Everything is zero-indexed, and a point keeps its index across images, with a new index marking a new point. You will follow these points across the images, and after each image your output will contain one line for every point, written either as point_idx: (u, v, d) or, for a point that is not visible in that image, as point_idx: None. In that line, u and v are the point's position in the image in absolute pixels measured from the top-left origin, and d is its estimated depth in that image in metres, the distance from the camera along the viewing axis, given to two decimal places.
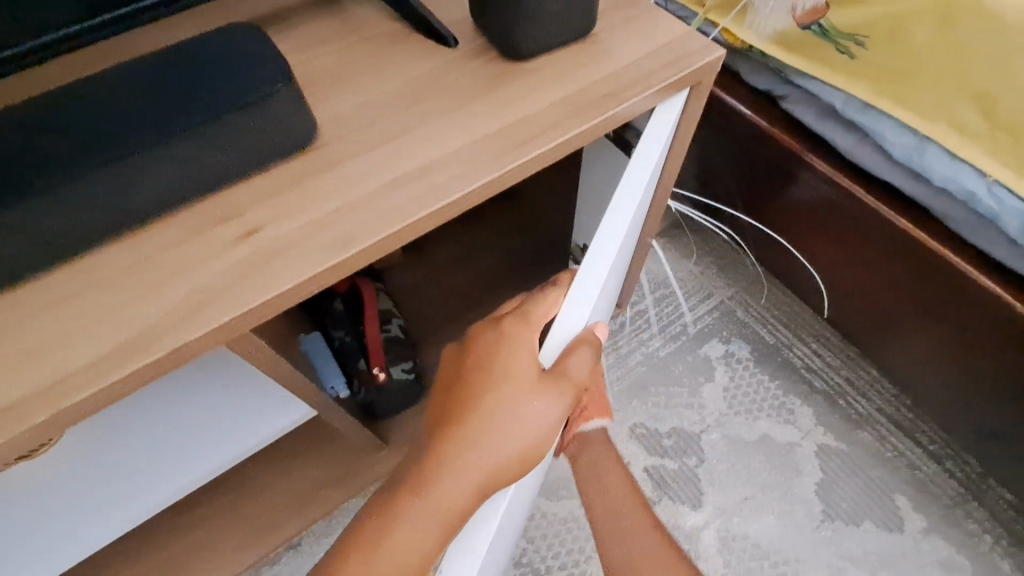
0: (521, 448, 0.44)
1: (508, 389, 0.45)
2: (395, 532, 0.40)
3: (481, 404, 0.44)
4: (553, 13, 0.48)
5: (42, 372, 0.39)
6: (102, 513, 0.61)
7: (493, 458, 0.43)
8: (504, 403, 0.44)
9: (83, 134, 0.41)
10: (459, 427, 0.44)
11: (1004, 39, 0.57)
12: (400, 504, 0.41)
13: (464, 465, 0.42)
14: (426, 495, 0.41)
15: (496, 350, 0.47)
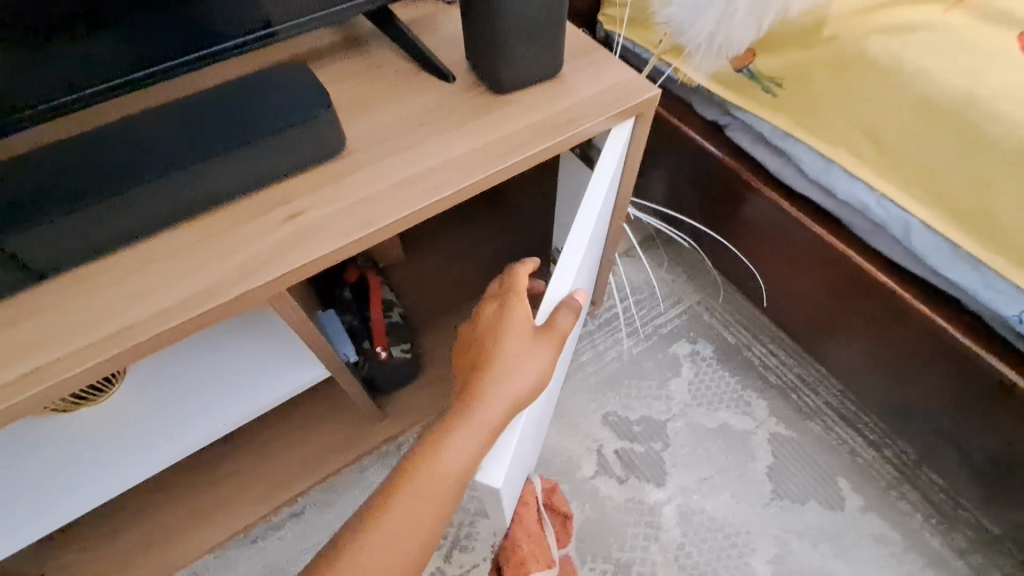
0: (530, 383, 0.57)
1: (517, 344, 0.58)
2: (440, 456, 0.52)
3: (499, 355, 0.57)
4: (528, 58, 0.62)
5: (136, 312, 0.51)
6: (148, 448, 0.73)
7: (514, 397, 0.55)
8: (513, 349, 0.58)
9: (176, 138, 0.54)
10: (484, 375, 0.56)
11: (887, 79, 0.65)
12: (442, 434, 0.53)
13: (492, 403, 0.54)
14: (463, 426, 0.53)
15: (500, 316, 0.60)
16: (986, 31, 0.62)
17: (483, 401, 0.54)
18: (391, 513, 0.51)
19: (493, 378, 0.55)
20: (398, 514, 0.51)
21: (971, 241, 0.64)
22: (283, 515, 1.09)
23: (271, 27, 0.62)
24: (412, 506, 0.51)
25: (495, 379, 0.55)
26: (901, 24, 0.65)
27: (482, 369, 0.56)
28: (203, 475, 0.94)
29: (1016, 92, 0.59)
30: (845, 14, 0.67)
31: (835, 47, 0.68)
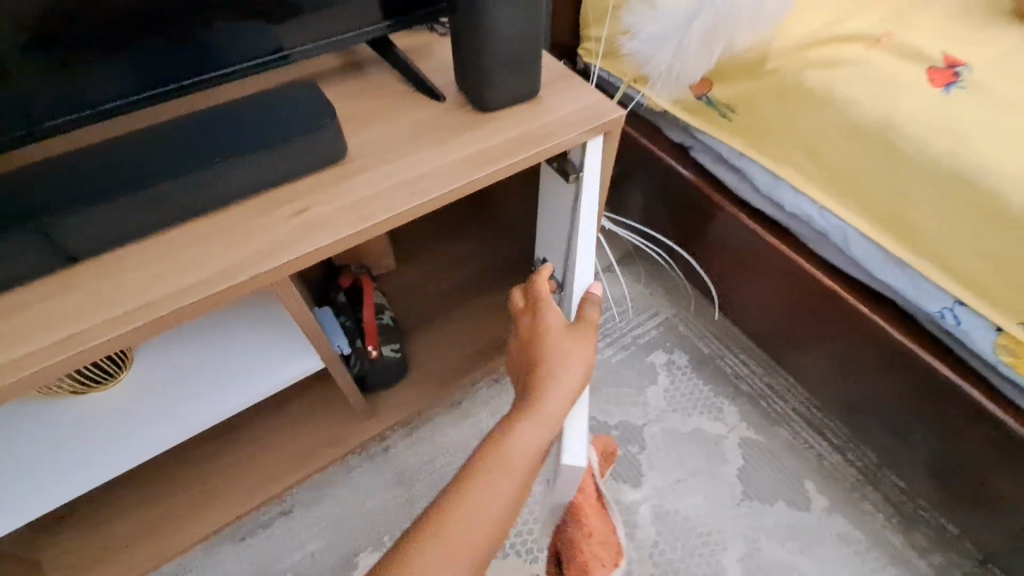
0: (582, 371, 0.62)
1: (560, 340, 0.64)
2: (512, 445, 0.57)
3: (551, 351, 0.63)
4: (509, 81, 0.71)
5: (158, 290, 0.57)
6: (149, 431, 0.78)
7: (570, 388, 0.60)
8: (559, 346, 0.64)
9: (199, 142, 0.62)
10: (541, 372, 0.62)
11: (822, 106, 0.75)
12: (510, 425, 0.58)
13: (552, 397, 0.60)
14: (527, 416, 0.59)
15: (540, 320, 0.67)
16: (902, 66, 0.72)
17: (543, 393, 0.60)
18: (471, 501, 0.55)
19: (549, 372, 0.61)
20: (474, 498, 0.55)
21: (899, 247, 0.73)
22: (272, 513, 1.13)
23: (284, 51, 0.71)
24: (485, 491, 0.56)
25: (552, 373, 0.61)
26: (830, 59, 0.75)
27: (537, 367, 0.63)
28: (199, 467, 0.99)
29: (927, 116, 0.68)
30: (785, 50, 0.77)
31: (778, 77, 0.78)
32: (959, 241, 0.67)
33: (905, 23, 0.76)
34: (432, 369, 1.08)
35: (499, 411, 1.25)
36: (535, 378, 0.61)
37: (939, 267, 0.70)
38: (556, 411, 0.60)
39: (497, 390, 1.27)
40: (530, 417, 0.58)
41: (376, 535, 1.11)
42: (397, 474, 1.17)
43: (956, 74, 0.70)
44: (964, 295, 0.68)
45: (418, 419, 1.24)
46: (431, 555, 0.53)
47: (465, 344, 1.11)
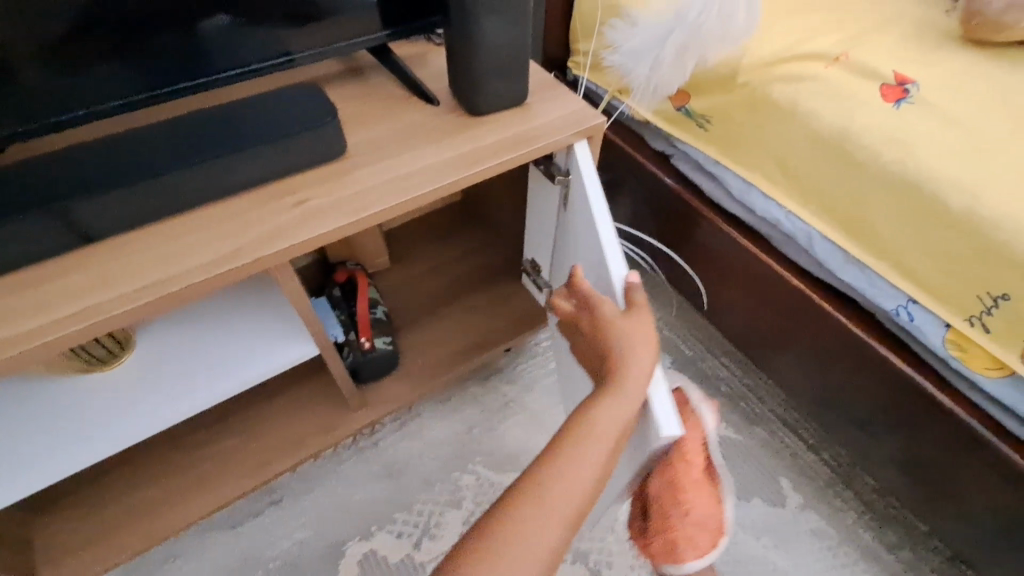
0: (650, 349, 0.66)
1: (623, 323, 0.68)
2: (600, 422, 0.60)
3: (624, 335, 0.67)
4: (498, 88, 0.77)
5: (167, 270, 0.62)
6: (148, 411, 0.81)
7: (646, 366, 0.64)
8: (624, 330, 0.67)
9: (209, 135, 0.67)
10: (619, 353, 0.65)
11: (787, 118, 0.81)
12: (594, 405, 0.61)
13: (630, 376, 0.63)
14: (612, 392, 0.62)
15: (597, 308, 0.71)
16: (860, 83, 0.79)
17: (625, 372, 0.63)
18: (567, 477, 0.57)
19: (628, 352, 0.65)
20: (568, 465, 0.58)
21: (857, 248, 0.79)
22: (263, 503, 1.15)
23: (289, 54, 0.76)
24: (576, 466, 0.58)
25: (630, 355, 0.65)
26: (795, 75, 0.81)
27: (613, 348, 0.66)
28: (193, 452, 1.02)
29: (880, 128, 0.75)
30: (753, 66, 0.84)
31: (748, 91, 0.84)
32: (908, 242, 0.74)
33: (863, 44, 0.83)
34: (422, 363, 1.13)
35: (487, 407, 1.29)
36: (615, 359, 0.65)
37: (892, 266, 0.76)
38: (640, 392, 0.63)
39: (486, 387, 1.32)
40: (616, 393, 0.62)
41: (364, 525, 1.14)
42: (386, 467, 1.21)
43: (906, 90, 0.77)
44: (914, 292, 0.74)
45: (408, 414, 1.28)
46: (528, 514, 0.55)
47: (455, 340, 1.16)
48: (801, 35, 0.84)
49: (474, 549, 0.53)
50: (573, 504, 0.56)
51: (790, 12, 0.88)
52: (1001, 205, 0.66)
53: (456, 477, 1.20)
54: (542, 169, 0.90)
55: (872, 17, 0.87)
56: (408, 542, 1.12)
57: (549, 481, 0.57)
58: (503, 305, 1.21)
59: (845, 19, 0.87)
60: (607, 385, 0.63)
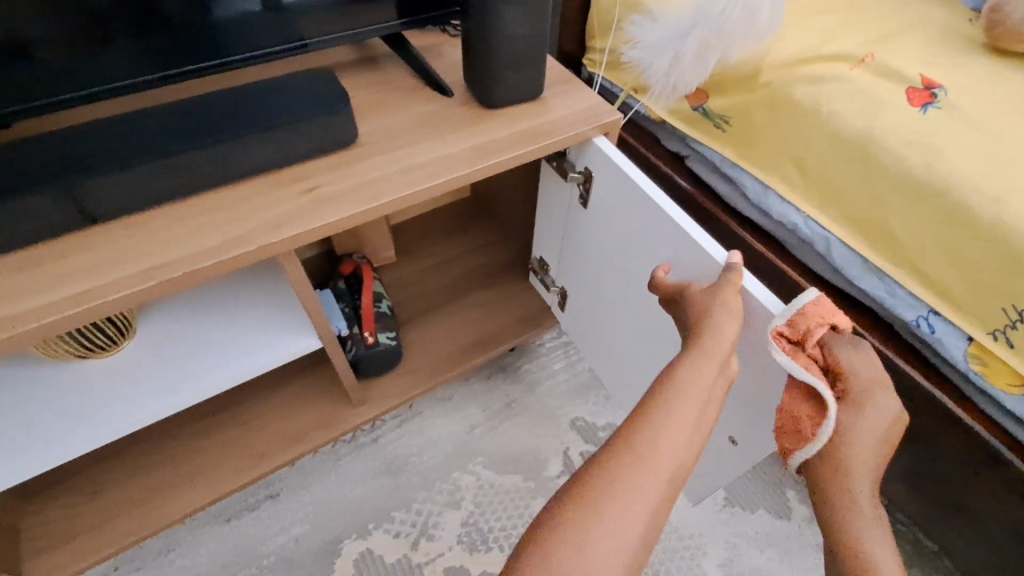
0: (733, 313, 0.60)
1: (706, 293, 0.62)
2: (686, 388, 0.54)
3: (716, 302, 0.61)
4: (515, 80, 0.75)
5: (172, 253, 0.60)
6: (149, 398, 0.79)
7: (730, 332, 0.58)
8: (702, 298, 0.62)
9: (219, 118, 0.65)
10: (712, 321, 0.59)
11: (808, 120, 0.79)
12: (676, 372, 0.56)
13: (712, 340, 0.58)
14: (699, 351, 0.57)
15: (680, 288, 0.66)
16: (886, 86, 0.77)
17: (716, 332, 0.58)
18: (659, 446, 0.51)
19: (708, 318, 0.59)
20: (661, 421, 0.52)
21: (877, 255, 0.75)
22: (260, 496, 1.14)
23: (304, 40, 0.75)
24: (667, 435, 0.52)
25: (718, 318, 0.59)
26: (818, 76, 0.80)
27: (700, 314, 0.61)
28: (191, 442, 1.01)
29: (905, 132, 0.73)
30: (776, 65, 0.82)
31: (769, 90, 0.83)
32: (931, 251, 0.70)
33: (888, 46, 0.81)
34: (426, 359, 1.11)
35: (490, 406, 1.27)
36: (701, 322, 0.60)
37: (914, 275, 0.73)
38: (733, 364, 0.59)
39: (489, 386, 1.30)
40: (709, 356, 0.57)
41: (361, 522, 1.12)
42: (384, 464, 1.19)
43: (934, 95, 0.75)
44: (936, 303, 0.71)
45: (408, 411, 1.26)
46: (626, 472, 0.49)
47: (459, 338, 1.14)
48: (823, 37, 0.82)
49: (562, 523, 0.46)
50: (672, 461, 0.51)
51: (814, 12, 0.86)
52: None
53: (456, 477, 1.18)
54: (554, 166, 0.88)
55: (898, 19, 0.85)
56: (406, 541, 1.10)
57: (639, 449, 0.50)
58: (510, 303, 1.19)
59: (870, 21, 0.85)
60: (695, 345, 0.58)
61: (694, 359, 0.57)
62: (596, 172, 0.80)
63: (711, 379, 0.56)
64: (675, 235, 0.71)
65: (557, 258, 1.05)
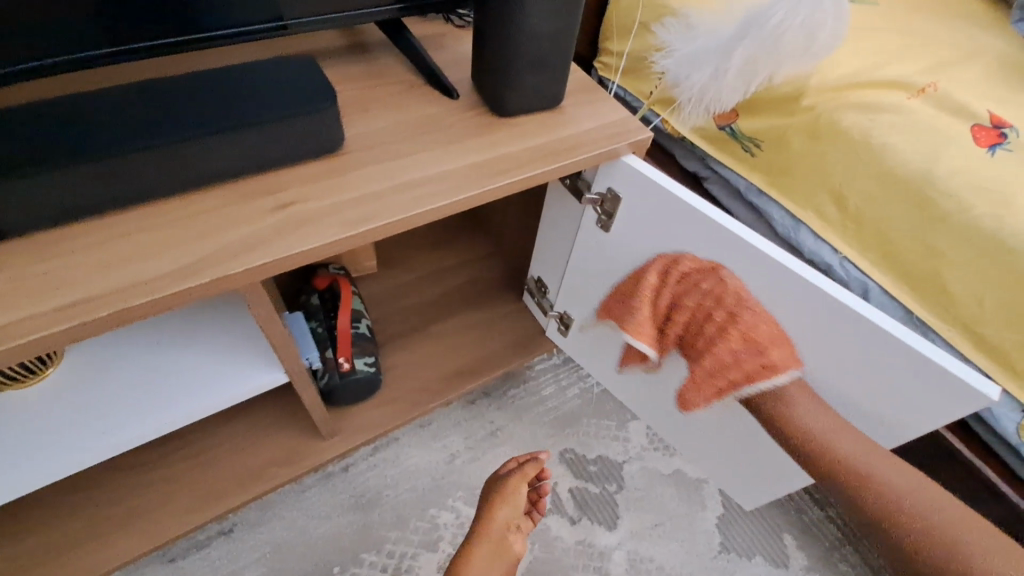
0: (511, 498, 0.75)
1: (493, 487, 0.77)
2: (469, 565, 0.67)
3: (501, 491, 0.75)
4: (534, 86, 0.64)
5: (106, 282, 0.47)
6: (79, 438, 0.66)
7: (502, 526, 0.72)
8: (486, 492, 0.77)
9: (173, 112, 0.52)
10: (490, 508, 0.74)
11: (856, 153, 0.71)
12: (464, 552, 0.69)
13: (490, 525, 0.72)
14: (476, 536, 0.71)
15: (488, 484, 0.78)
16: (947, 120, 0.69)
17: (493, 516, 0.72)
18: None
19: (489, 509, 0.73)
20: None
21: (921, 307, 0.68)
22: (211, 533, 1.00)
23: (283, 21, 0.63)
24: None
25: (493, 506, 0.73)
26: (870, 103, 0.71)
27: (486, 503, 0.75)
28: (130, 478, 0.87)
29: (969, 177, 0.65)
30: (824, 87, 0.73)
31: (812, 115, 0.74)
32: (991, 312, 0.63)
33: (946, 75, 0.73)
34: (408, 387, 0.99)
35: (472, 434, 1.17)
36: (486, 505, 0.74)
37: (965, 335, 0.65)
38: (515, 545, 0.72)
39: (472, 412, 1.19)
40: (487, 538, 0.70)
41: (325, 565, 1.00)
42: (354, 497, 1.07)
43: (1003, 135, 0.67)
44: (988, 368, 0.64)
45: (383, 437, 1.15)
46: None
47: (445, 362, 1.03)
48: (878, 60, 0.74)
49: None
50: None
51: (865, 29, 0.78)
52: None
53: (433, 514, 1.07)
54: (568, 185, 0.78)
55: (953, 45, 0.78)
56: None
57: None
58: (502, 325, 1.09)
59: (923, 44, 0.77)
60: (476, 531, 0.72)
61: (476, 541, 0.70)
62: (622, 193, 0.70)
63: (486, 558, 0.68)
64: (712, 242, 0.64)
65: (560, 282, 0.95)
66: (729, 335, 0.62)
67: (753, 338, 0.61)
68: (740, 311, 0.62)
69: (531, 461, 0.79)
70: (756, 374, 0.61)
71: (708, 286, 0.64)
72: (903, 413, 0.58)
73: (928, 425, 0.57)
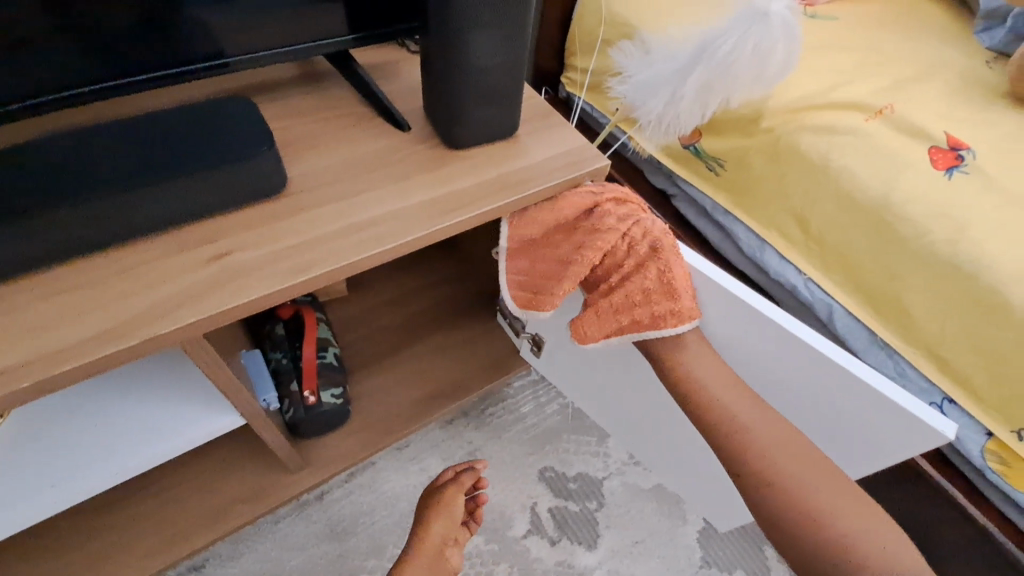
0: (450, 509, 0.74)
1: (430, 498, 0.76)
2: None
3: (435, 503, 0.74)
4: (485, 118, 0.63)
5: (32, 348, 0.45)
6: (28, 492, 0.65)
7: (436, 537, 0.71)
8: (425, 501, 0.76)
9: (105, 167, 0.51)
10: (427, 520, 0.73)
11: (815, 175, 0.70)
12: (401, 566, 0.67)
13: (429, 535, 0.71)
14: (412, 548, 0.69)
15: (426, 494, 0.77)
16: (904, 142, 0.68)
17: (429, 528, 0.71)
18: None
19: (427, 520, 0.72)
20: None
21: (886, 329, 0.67)
22: (182, 569, 0.98)
23: (223, 57, 0.61)
24: None
25: (429, 518, 0.72)
26: (827, 124, 0.71)
27: (423, 516, 0.73)
28: (91, 520, 0.85)
29: (927, 200, 0.64)
30: (779, 109, 0.72)
31: (772, 136, 0.73)
32: (954, 336, 0.62)
33: (904, 93, 0.73)
34: (378, 414, 0.98)
35: (450, 456, 1.15)
36: (424, 517, 0.73)
37: (930, 358, 0.65)
38: (452, 559, 0.72)
39: (449, 433, 1.18)
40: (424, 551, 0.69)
41: None
42: (329, 526, 1.05)
43: (960, 157, 0.67)
44: (952, 392, 0.63)
45: (360, 462, 1.13)
46: None
47: (416, 387, 1.02)
48: (836, 79, 0.74)
49: None
50: None
51: (824, 48, 0.77)
52: None
53: None
54: None
55: (912, 61, 0.77)
56: None
57: None
58: (475, 347, 1.07)
59: (883, 61, 0.77)
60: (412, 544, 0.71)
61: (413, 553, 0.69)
62: None
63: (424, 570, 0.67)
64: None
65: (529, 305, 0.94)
66: (649, 270, 0.61)
67: (671, 279, 0.60)
68: (664, 250, 0.61)
69: (467, 470, 0.78)
70: (662, 318, 0.60)
71: (635, 221, 0.63)
72: (869, 441, 0.57)
73: (897, 455, 0.56)
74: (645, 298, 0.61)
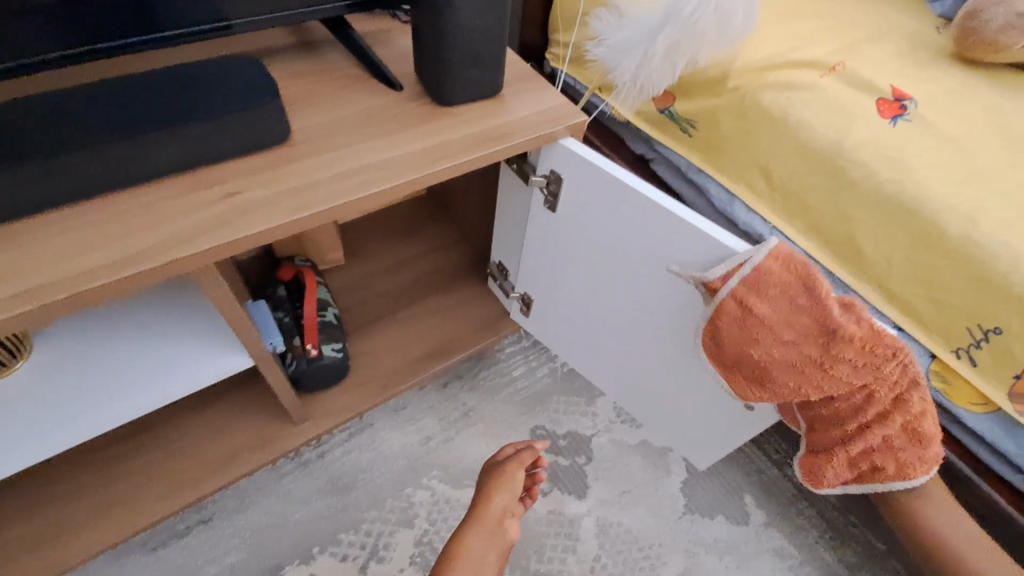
0: (509, 480, 0.79)
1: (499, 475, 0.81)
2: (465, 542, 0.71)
3: (496, 478, 0.79)
4: (471, 77, 0.68)
5: (64, 268, 0.51)
6: (52, 425, 0.70)
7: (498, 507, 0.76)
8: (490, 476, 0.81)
9: (123, 112, 0.56)
10: (489, 493, 0.78)
11: (777, 129, 0.76)
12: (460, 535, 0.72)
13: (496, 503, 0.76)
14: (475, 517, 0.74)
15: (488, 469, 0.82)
16: (856, 96, 0.75)
17: (491, 501, 0.76)
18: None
19: (491, 492, 0.77)
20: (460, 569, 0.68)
21: (843, 270, 0.74)
22: (191, 521, 1.04)
23: (227, 21, 0.65)
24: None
25: (490, 491, 0.78)
26: (787, 82, 0.77)
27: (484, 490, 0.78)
28: (105, 469, 0.90)
29: (876, 147, 0.71)
30: (743, 70, 0.78)
31: (738, 96, 0.79)
32: (900, 269, 0.69)
33: (858, 53, 0.79)
34: (376, 371, 1.03)
35: (445, 416, 1.21)
36: (488, 490, 0.78)
37: (880, 292, 0.71)
38: (511, 529, 0.75)
39: (444, 395, 1.23)
40: (486, 519, 0.74)
41: (305, 546, 1.04)
42: (331, 482, 1.11)
43: (904, 107, 0.73)
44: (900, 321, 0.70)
45: (358, 423, 1.18)
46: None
47: (412, 347, 1.07)
48: (797, 43, 0.80)
49: None
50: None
51: (785, 15, 0.83)
52: (1001, 237, 0.63)
53: (408, 493, 1.11)
54: (515, 169, 0.83)
55: (868, 25, 0.84)
56: (353, 565, 1.03)
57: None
58: (467, 309, 1.13)
59: (841, 26, 0.83)
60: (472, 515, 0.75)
61: (474, 524, 0.74)
62: (565, 173, 0.75)
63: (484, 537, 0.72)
64: (649, 217, 0.68)
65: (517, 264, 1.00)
66: (897, 423, 0.63)
67: (923, 431, 0.63)
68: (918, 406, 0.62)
69: (529, 449, 0.84)
70: (910, 469, 0.64)
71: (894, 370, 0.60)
72: None
73: None
74: (887, 450, 0.64)
